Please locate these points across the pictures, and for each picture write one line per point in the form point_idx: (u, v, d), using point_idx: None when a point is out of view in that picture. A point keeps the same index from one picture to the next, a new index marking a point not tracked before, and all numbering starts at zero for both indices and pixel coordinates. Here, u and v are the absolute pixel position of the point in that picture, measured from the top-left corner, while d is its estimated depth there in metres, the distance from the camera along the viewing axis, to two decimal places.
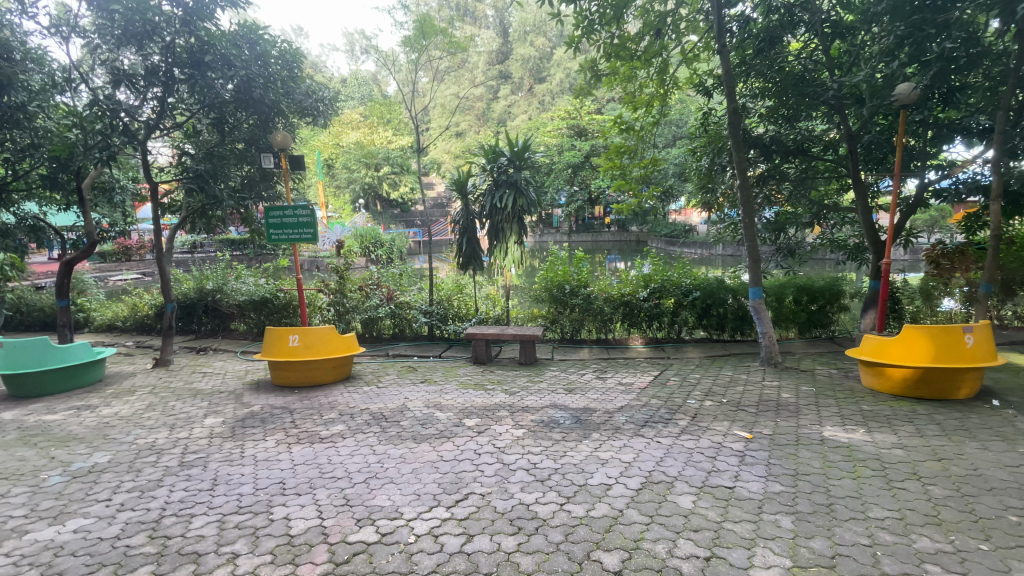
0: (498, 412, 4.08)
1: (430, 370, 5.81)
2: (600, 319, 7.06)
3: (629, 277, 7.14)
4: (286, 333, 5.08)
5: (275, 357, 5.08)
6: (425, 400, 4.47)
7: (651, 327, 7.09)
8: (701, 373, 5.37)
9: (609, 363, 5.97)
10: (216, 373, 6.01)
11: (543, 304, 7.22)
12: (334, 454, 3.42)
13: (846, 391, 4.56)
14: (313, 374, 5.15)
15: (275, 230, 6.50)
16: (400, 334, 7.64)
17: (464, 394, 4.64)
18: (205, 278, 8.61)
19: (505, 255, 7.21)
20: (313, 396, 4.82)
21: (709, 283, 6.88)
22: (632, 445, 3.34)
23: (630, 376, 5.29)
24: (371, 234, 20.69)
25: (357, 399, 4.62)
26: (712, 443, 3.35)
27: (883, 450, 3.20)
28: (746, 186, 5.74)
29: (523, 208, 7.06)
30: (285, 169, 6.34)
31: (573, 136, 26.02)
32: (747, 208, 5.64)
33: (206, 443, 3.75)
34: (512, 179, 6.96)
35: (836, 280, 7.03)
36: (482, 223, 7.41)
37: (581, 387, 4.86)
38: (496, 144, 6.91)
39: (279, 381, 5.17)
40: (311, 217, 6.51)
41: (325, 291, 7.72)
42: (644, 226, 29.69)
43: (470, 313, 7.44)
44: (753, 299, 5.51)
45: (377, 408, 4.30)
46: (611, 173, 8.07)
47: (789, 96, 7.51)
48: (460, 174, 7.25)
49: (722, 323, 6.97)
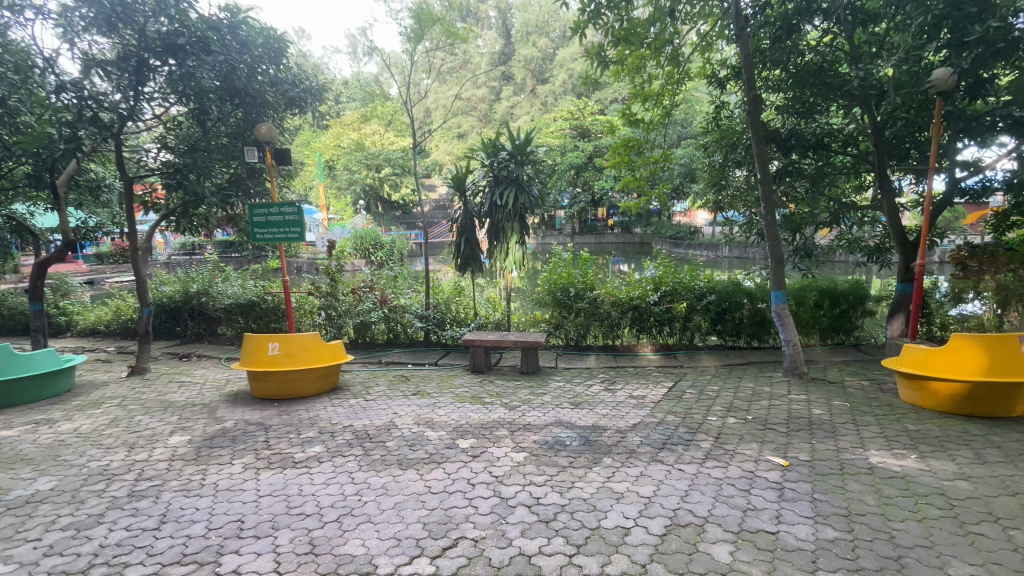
0: (495, 431, 3.62)
1: (424, 380, 5.36)
2: (607, 324, 6.60)
3: (638, 280, 6.68)
4: (265, 341, 4.65)
5: (254, 366, 4.64)
6: (415, 416, 4.01)
7: (662, 333, 6.63)
8: (719, 385, 4.92)
9: (618, 373, 5.51)
10: (194, 383, 5.57)
11: (546, 308, 6.76)
12: (307, 482, 2.97)
13: (884, 408, 4.10)
14: (295, 385, 4.70)
15: (261, 229, 6.10)
16: (395, 340, 7.21)
17: (459, 408, 4.20)
18: (190, 280, 8.18)
19: (506, 256, 6.77)
20: (293, 410, 4.37)
21: (724, 286, 6.43)
22: (650, 474, 2.88)
23: (641, 388, 4.83)
24: (370, 236, 20.35)
25: (341, 414, 4.18)
26: (744, 471, 2.89)
27: (945, 482, 2.74)
28: (768, 182, 5.23)
29: (524, 206, 6.60)
30: (269, 164, 5.88)
31: (575, 137, 25.60)
32: (769, 205, 5.18)
33: (164, 468, 3.31)
34: (513, 174, 6.50)
35: (861, 283, 6.57)
36: (481, 222, 6.96)
37: (588, 401, 4.41)
38: (495, 137, 6.46)
39: (259, 392, 4.73)
40: (298, 215, 6.08)
41: (316, 294, 7.28)
42: (648, 227, 29.29)
43: (468, 318, 6.99)
44: (775, 303, 5.05)
45: (362, 426, 3.85)
46: (618, 170, 7.60)
47: (810, 85, 6.97)
48: (458, 169, 6.79)
49: (738, 329, 6.52)
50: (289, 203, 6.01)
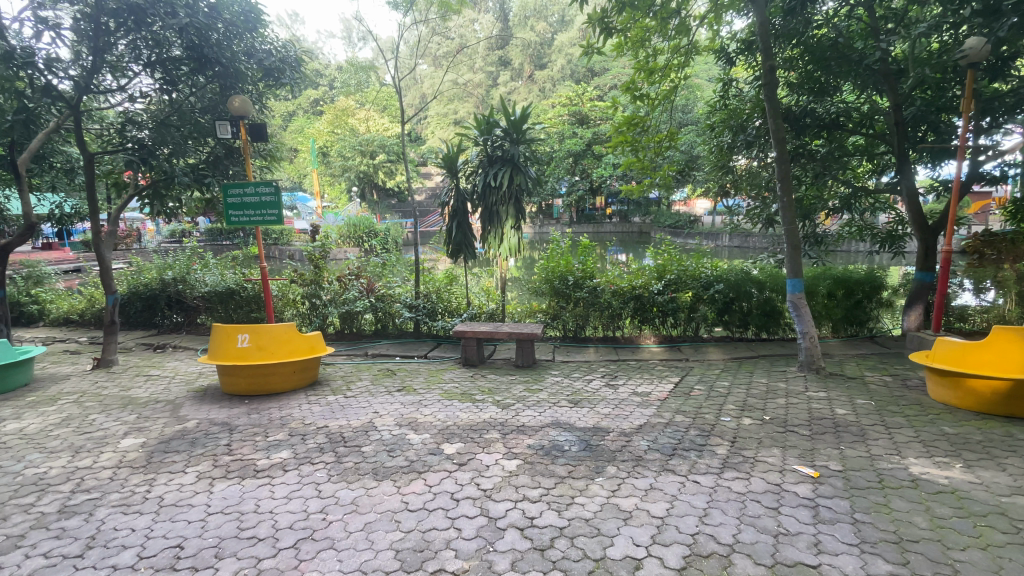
0: (485, 434, 3.23)
1: (410, 374, 4.96)
2: (607, 315, 6.20)
3: (640, 268, 6.29)
4: (235, 332, 4.24)
5: (222, 360, 4.23)
6: (397, 415, 3.62)
7: (666, 324, 6.24)
8: (730, 381, 4.54)
9: (619, 367, 5.12)
10: (162, 377, 5.16)
11: (542, 297, 6.36)
12: (267, 496, 2.59)
13: (913, 407, 3.73)
14: (269, 381, 4.30)
15: (235, 212, 5.63)
16: (383, 331, 6.80)
17: (447, 407, 3.80)
18: (166, 267, 7.72)
19: (501, 242, 6.32)
20: (264, 409, 3.98)
21: (732, 274, 6.05)
22: (662, 487, 2.51)
23: (646, 385, 4.44)
24: (364, 224, 19.84)
25: (316, 414, 3.79)
26: (769, 484, 2.53)
27: (1004, 499, 2.39)
28: (785, 161, 4.77)
29: (520, 187, 6.13)
30: (245, 139, 5.45)
31: (574, 124, 24.99)
32: (785, 187, 4.76)
33: (108, 478, 2.92)
34: (508, 154, 6.04)
35: (877, 272, 6.21)
36: (474, 206, 6.51)
37: (588, 398, 4.03)
38: (489, 113, 5.99)
39: (229, 388, 4.32)
40: (275, 196, 5.62)
41: (298, 282, 6.85)
42: (647, 217, 28.81)
43: (461, 308, 6.56)
44: (790, 292, 4.68)
45: (337, 427, 3.46)
46: (621, 150, 7.10)
47: (829, 60, 6.47)
48: (449, 149, 6.33)
49: (746, 320, 6.14)
50: (265, 182, 5.56)
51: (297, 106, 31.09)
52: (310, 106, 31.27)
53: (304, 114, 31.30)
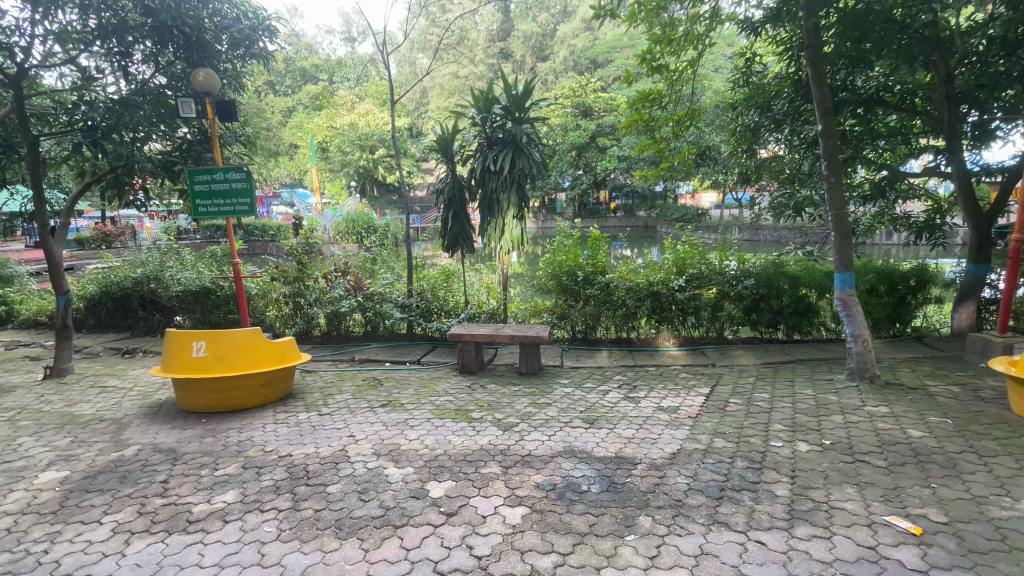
0: (483, 468, 2.61)
1: (399, 385, 4.33)
2: (621, 314, 5.57)
3: (658, 262, 5.63)
4: (190, 339, 3.62)
5: (176, 372, 3.62)
6: (377, 441, 2.99)
7: (687, 324, 5.58)
8: (770, 393, 3.89)
9: (638, 375, 4.49)
10: (118, 389, 4.54)
11: (548, 295, 5.71)
12: (195, 562, 1.98)
13: (1000, 427, 3.09)
14: (232, 396, 3.69)
15: (203, 201, 4.98)
16: (373, 333, 6.17)
17: (438, 428, 3.18)
18: (138, 264, 7.08)
19: (502, 234, 5.65)
20: (222, 431, 3.36)
21: (762, 268, 5.40)
22: (716, 553, 1.89)
23: (672, 398, 3.80)
24: (363, 219, 19.29)
25: (282, 438, 3.17)
26: (858, 549, 1.91)
27: None
28: (832, 136, 4.08)
29: (523, 171, 5.44)
30: (211, 118, 4.83)
31: (577, 116, 24.20)
32: (833, 166, 4.09)
33: (4, 530, 2.32)
34: (509, 134, 5.36)
35: (924, 265, 5.57)
36: (472, 195, 5.84)
37: (605, 416, 3.38)
38: (488, 87, 5.28)
39: (186, 403, 3.71)
40: (246, 182, 4.98)
41: (281, 279, 6.22)
42: (653, 211, 28.10)
43: (458, 307, 5.92)
44: (839, 288, 4.02)
45: (302, 458, 2.84)
46: (633, 133, 6.16)
47: (872, 25, 5.51)
48: (445, 128, 5.63)
49: (776, 320, 5.49)
50: (236, 167, 4.94)
51: (296, 101, 30.45)
52: (308, 100, 30.64)
53: (302, 108, 30.63)
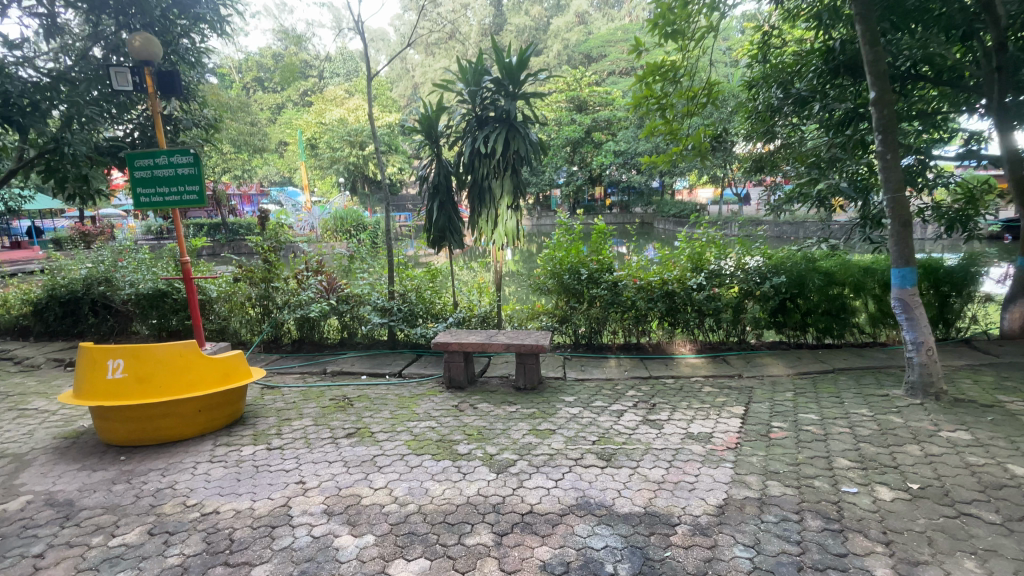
0: (470, 536, 1.93)
1: (374, 405, 3.65)
2: (631, 317, 4.90)
3: (671, 256, 4.95)
4: (105, 356, 2.89)
5: (89, 397, 2.90)
6: (333, 491, 2.30)
7: (704, 328, 4.91)
8: (817, 414, 3.23)
9: (655, 390, 3.82)
10: (38, 413, 3.81)
11: (547, 296, 5.04)
12: None
13: None
14: (163, 425, 2.99)
15: (143, 188, 4.26)
16: (350, 340, 5.47)
17: (413, 470, 2.48)
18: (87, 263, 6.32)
19: (493, 227, 4.93)
20: (140, 475, 2.65)
21: (791, 264, 4.74)
22: None
23: (701, 422, 3.13)
24: (353, 217, 18.70)
25: (213, 485, 2.47)
26: None
27: None
28: (888, 103, 3.43)
29: (519, 154, 4.71)
30: (153, 92, 4.15)
31: (572, 110, 23.43)
32: (888, 140, 3.44)
33: None
34: (502, 112, 4.63)
35: (972, 259, 4.92)
36: (460, 182, 5.11)
37: (624, 449, 2.70)
38: (477, 56, 4.57)
39: (107, 435, 2.99)
40: (194, 170, 4.24)
41: (247, 280, 5.49)
42: (650, 207, 27.51)
43: (446, 310, 5.24)
44: (896, 287, 3.39)
45: (232, 518, 2.16)
46: (642, 112, 5.35)
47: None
48: (428, 106, 4.87)
49: (805, 322, 4.85)
50: (181, 150, 4.21)
51: (284, 98, 29.61)
52: (297, 97, 29.80)
53: (290, 105, 29.75)
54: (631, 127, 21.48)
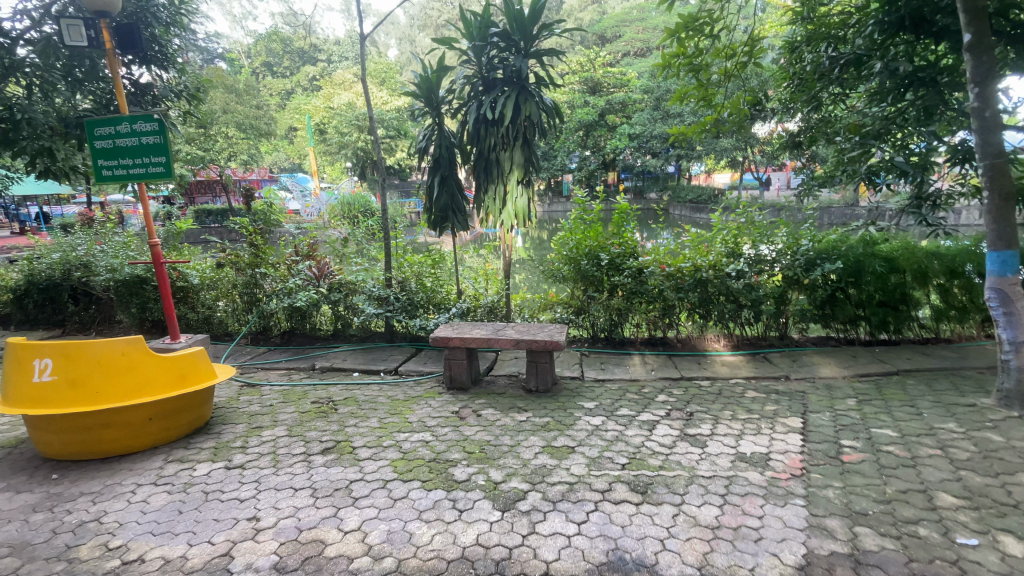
0: None
1: (362, 409, 3.14)
2: (657, 309, 4.32)
3: (703, 240, 4.35)
4: (30, 355, 2.41)
5: (14, 404, 2.41)
6: (291, 535, 1.80)
7: (740, 321, 4.32)
8: (894, 429, 2.65)
9: (691, 395, 3.26)
10: None
11: (561, 284, 4.49)
12: None
13: None
14: (106, 437, 2.50)
15: (106, 160, 3.76)
16: (344, 333, 4.97)
17: (395, 505, 1.96)
18: (65, 247, 5.84)
19: (502, 206, 4.36)
20: (65, 501, 2.17)
21: (845, 248, 4.10)
22: None
23: (752, 438, 2.57)
24: (360, 202, 18.19)
25: (147, 520, 1.98)
26: None
27: None
28: (986, 48, 2.81)
29: (531, 121, 4.12)
30: (111, 50, 3.63)
31: (586, 92, 22.54)
32: (986, 93, 2.83)
33: None
34: (513, 72, 4.05)
35: None
36: (464, 154, 4.53)
37: (662, 476, 2.16)
38: (484, 6, 3.95)
39: (41, 449, 2.51)
40: (160, 140, 3.71)
41: (232, 266, 4.98)
42: (665, 193, 26.55)
43: (449, 300, 4.71)
44: (993, 274, 2.86)
45: (156, 572, 1.66)
46: (670, 75, 4.72)
47: None
48: (429, 66, 4.28)
49: (858, 316, 4.23)
50: (145, 115, 3.69)
51: (291, 83, 29.01)
52: (305, 82, 29.18)
53: (298, 90, 29.15)
54: (647, 109, 20.62)
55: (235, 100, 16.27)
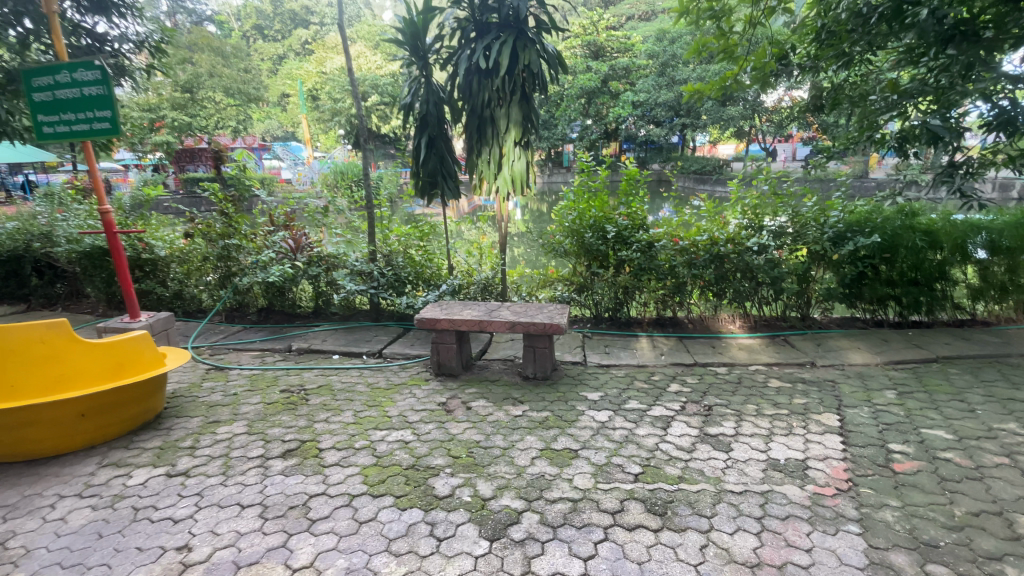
0: None
1: (337, 400, 2.77)
2: (667, 287, 3.92)
3: (720, 210, 3.91)
4: None
5: None
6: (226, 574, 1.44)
7: (759, 301, 3.93)
8: (948, 431, 2.28)
9: (708, 385, 2.89)
10: None
11: (562, 259, 4.09)
12: None
13: None
14: (30, 437, 2.13)
15: (46, 116, 3.29)
16: (325, 310, 4.57)
17: (359, 532, 1.60)
18: (24, 215, 5.37)
19: (498, 170, 3.90)
20: None
21: (880, 220, 3.68)
22: None
23: (785, 441, 2.20)
24: (352, 173, 17.47)
25: (58, 548, 1.62)
26: None
27: None
28: None
29: (529, 71, 3.65)
30: None
31: (589, 58, 21.51)
32: None
33: None
34: (509, 14, 3.55)
35: None
36: (455, 110, 4.03)
37: (683, 492, 1.81)
38: None
39: None
40: (104, 92, 3.22)
41: (202, 237, 4.53)
42: (669, 165, 25.70)
43: (439, 275, 4.29)
44: None
45: None
46: (688, 24, 4.17)
47: None
48: (412, 8, 3.74)
49: (888, 296, 3.84)
50: (85, 62, 3.19)
51: (281, 46, 27.74)
52: (296, 46, 27.91)
53: (289, 54, 27.92)
54: (653, 75, 19.67)
55: (221, 62, 15.41)
